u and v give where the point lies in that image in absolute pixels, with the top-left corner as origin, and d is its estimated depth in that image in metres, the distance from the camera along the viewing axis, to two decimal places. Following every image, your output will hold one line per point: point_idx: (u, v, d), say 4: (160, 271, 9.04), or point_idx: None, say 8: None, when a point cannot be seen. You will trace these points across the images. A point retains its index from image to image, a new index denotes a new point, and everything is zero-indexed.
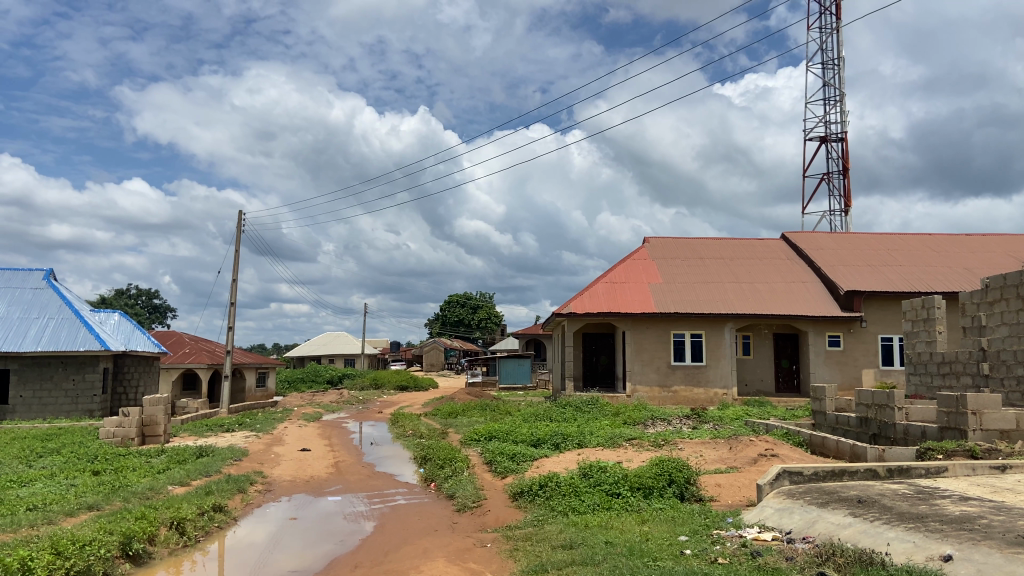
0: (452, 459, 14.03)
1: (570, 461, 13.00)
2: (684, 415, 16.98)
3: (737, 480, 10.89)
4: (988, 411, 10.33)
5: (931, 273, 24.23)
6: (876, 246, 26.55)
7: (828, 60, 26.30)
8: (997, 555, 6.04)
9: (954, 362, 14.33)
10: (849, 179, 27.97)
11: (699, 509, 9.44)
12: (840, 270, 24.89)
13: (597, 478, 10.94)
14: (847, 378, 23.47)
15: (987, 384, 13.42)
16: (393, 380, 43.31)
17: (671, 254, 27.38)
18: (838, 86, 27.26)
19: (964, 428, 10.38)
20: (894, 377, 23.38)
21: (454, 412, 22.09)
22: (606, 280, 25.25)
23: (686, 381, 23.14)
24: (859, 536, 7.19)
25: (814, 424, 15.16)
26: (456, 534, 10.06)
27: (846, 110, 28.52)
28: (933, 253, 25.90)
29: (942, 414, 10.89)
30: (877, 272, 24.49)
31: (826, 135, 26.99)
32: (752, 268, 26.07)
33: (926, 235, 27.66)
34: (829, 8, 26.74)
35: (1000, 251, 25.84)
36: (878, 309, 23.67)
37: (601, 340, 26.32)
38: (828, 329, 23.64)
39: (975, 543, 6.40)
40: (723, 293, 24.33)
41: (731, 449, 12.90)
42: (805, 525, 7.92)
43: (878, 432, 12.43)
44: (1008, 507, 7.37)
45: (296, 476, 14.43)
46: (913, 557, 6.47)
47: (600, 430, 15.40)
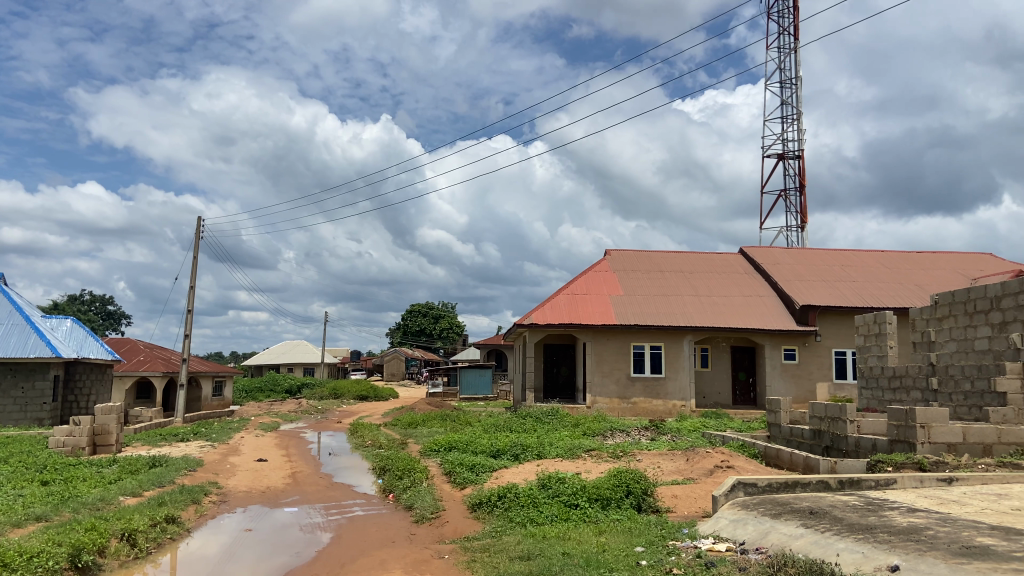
0: (410, 470, 13.95)
1: (529, 472, 13.01)
2: (643, 426, 17.11)
3: (692, 491, 11.00)
4: (935, 425, 10.53)
5: (883, 289, 24.84)
6: (831, 262, 27.14)
7: (786, 79, 26.83)
8: (942, 566, 6.21)
9: (904, 376, 14.67)
10: (805, 196, 28.50)
11: (655, 520, 9.52)
12: (795, 284, 25.36)
13: (555, 489, 10.96)
14: (802, 391, 23.89)
15: (936, 399, 13.68)
16: (353, 390, 42.77)
17: (632, 266, 27.64)
18: (796, 105, 27.80)
19: (913, 441, 10.59)
20: (847, 391, 23.84)
21: (414, 423, 21.97)
22: (567, 292, 25.35)
23: (645, 392, 23.34)
24: (810, 547, 7.37)
25: (769, 435, 15.38)
26: (413, 545, 9.99)
27: (802, 128, 29.06)
28: (885, 269, 26.56)
29: (892, 427, 11.09)
30: (830, 287, 25.02)
31: (784, 153, 27.46)
32: (710, 282, 26.43)
33: (878, 251, 28.34)
34: (788, 29, 27.27)
35: (949, 269, 26.60)
36: (831, 324, 24.18)
37: (562, 351, 26.44)
38: (783, 343, 24.04)
39: (922, 554, 6.58)
40: (682, 306, 24.63)
41: (688, 461, 13.02)
42: (758, 536, 8.07)
43: (831, 444, 12.63)
44: (954, 519, 7.58)
45: (252, 487, 14.20)
46: (862, 567, 6.64)
47: (560, 441, 15.46)
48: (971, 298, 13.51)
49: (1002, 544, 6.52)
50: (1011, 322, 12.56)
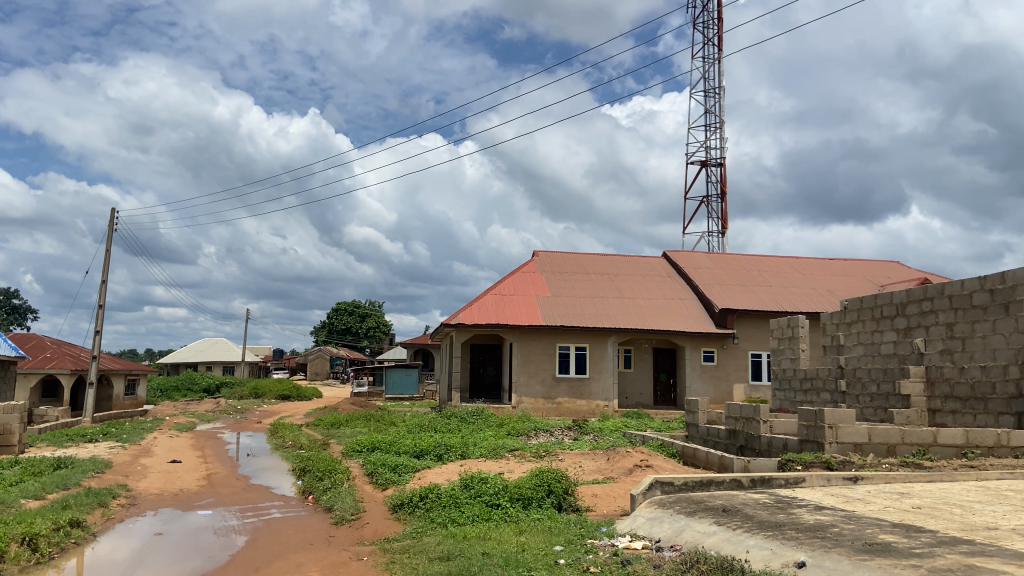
0: (331, 471, 13.72)
1: (452, 472, 12.98)
2: (566, 426, 17.29)
3: (612, 490, 11.18)
4: (843, 425, 10.99)
5: (798, 294, 25.79)
6: (750, 267, 28.04)
7: (710, 88, 27.56)
8: (845, 562, 6.47)
9: (815, 378, 15.28)
10: (726, 202, 29.34)
11: (575, 519, 9.63)
12: (716, 288, 26.08)
13: (477, 489, 10.96)
14: (720, 392, 24.58)
15: (844, 401, 14.31)
16: (274, 390, 41.83)
17: (559, 268, 27.91)
18: (719, 114, 28.58)
19: (821, 441, 11.03)
20: (762, 392, 24.65)
21: (337, 423, 21.61)
22: (495, 292, 25.41)
23: (570, 393, 23.60)
24: (723, 544, 7.58)
25: (687, 435, 15.76)
26: (332, 547, 9.84)
27: (724, 136, 29.89)
28: (800, 275, 27.59)
29: (803, 428, 11.52)
30: (749, 292, 25.82)
31: (707, 160, 28.20)
32: (635, 284, 26.93)
33: (794, 257, 29.43)
34: (712, 39, 28.01)
35: (859, 276, 27.84)
36: (748, 327, 24.96)
37: (488, 351, 26.48)
38: (703, 345, 24.70)
39: (827, 551, 6.84)
40: (607, 307, 25.01)
41: (609, 460, 13.22)
42: (673, 533, 8.25)
43: (745, 444, 13.04)
44: (857, 516, 7.92)
45: (165, 489, 13.71)
46: (770, 563, 6.87)
47: (484, 441, 15.48)
48: (878, 304, 14.19)
49: (902, 541, 6.82)
50: (915, 328, 13.23)
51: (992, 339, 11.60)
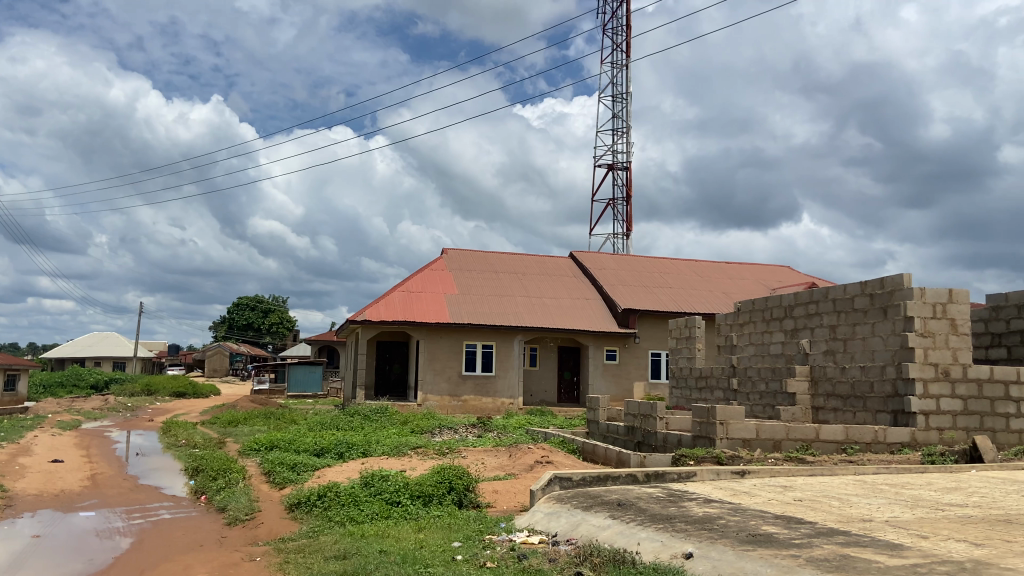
0: (226, 470, 13.29)
1: (352, 470, 12.80)
2: (470, 424, 17.33)
3: (512, 486, 11.28)
4: (733, 422, 11.44)
5: (698, 296, 26.70)
6: (652, 269, 28.83)
7: (617, 94, 28.18)
8: (730, 552, 6.71)
9: (709, 377, 15.87)
10: (632, 205, 30.07)
11: (475, 515, 9.67)
12: (619, 289, 26.68)
13: (377, 487, 10.85)
14: (621, 390, 25.17)
15: (736, 398, 14.94)
16: (168, 387, 40.15)
17: (468, 266, 27.94)
18: (626, 119, 29.27)
19: (712, 436, 11.45)
20: (660, 390, 25.39)
21: (235, 421, 20.93)
22: (402, 289, 25.19)
23: (475, 390, 23.67)
24: (616, 537, 7.76)
25: (588, 432, 16.07)
26: (224, 548, 9.53)
27: (630, 141, 30.62)
28: (699, 278, 28.58)
29: (696, 424, 11.93)
30: (650, 293, 26.53)
31: (613, 163, 28.82)
32: (542, 284, 27.25)
33: (694, 260, 30.45)
34: (620, 46, 28.66)
35: (754, 279, 29.08)
36: (649, 326, 25.66)
37: (395, 349, 26.24)
38: (606, 344, 25.26)
39: (713, 542, 7.10)
40: (514, 306, 25.20)
41: (510, 457, 13.33)
42: (569, 528, 8.40)
43: (642, 440, 13.40)
44: (743, 508, 8.27)
45: (43, 490, 12.95)
46: (659, 555, 7.08)
47: (386, 439, 15.33)
48: (768, 307, 14.87)
49: (782, 532, 7.13)
50: (801, 329, 13.94)
51: (871, 340, 12.33)
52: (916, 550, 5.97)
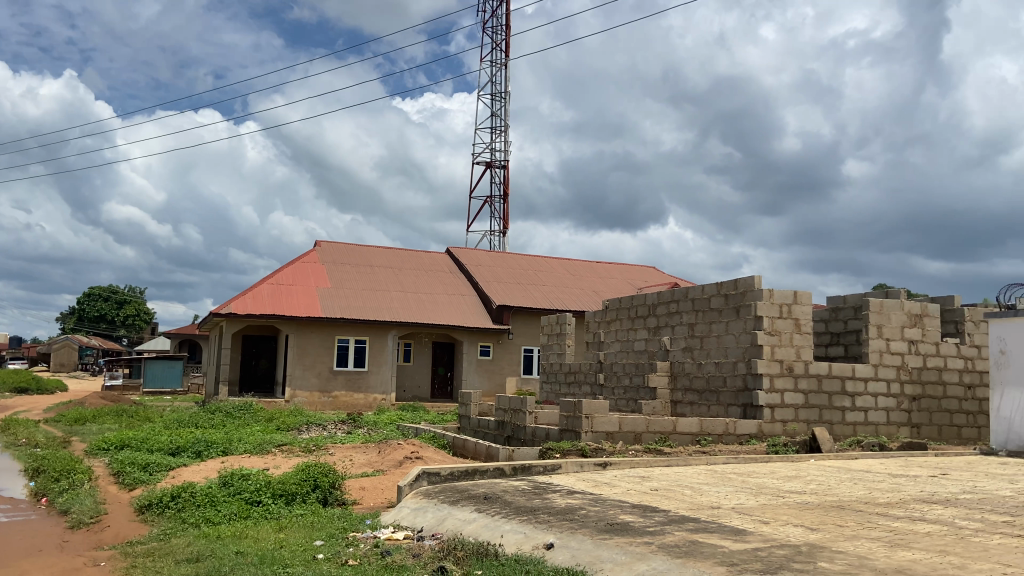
0: (70, 471, 12.35)
1: (211, 469, 12.22)
2: (340, 420, 16.97)
3: (380, 483, 11.13)
4: (598, 415, 11.78)
5: (570, 294, 27.37)
6: (527, 267, 29.29)
7: (496, 92, 28.41)
8: (589, 542, 6.88)
9: (577, 372, 16.35)
10: (508, 203, 30.42)
11: (339, 513, 9.47)
12: (495, 285, 26.91)
13: (237, 486, 10.40)
14: (494, 385, 25.42)
15: (602, 392, 15.45)
16: (8, 383, 36.94)
17: (342, 259, 27.35)
18: (504, 118, 29.56)
19: (578, 430, 11.74)
20: (532, 385, 25.81)
21: (84, 419, 19.50)
22: (272, 282, 24.33)
23: (347, 386, 23.24)
24: (480, 530, 7.80)
25: (459, 427, 16.12)
26: (63, 554, 8.84)
27: (508, 139, 30.95)
28: (572, 276, 29.31)
29: (563, 418, 12.19)
30: (525, 290, 26.91)
31: (491, 161, 29.03)
32: (419, 279, 27.09)
33: (567, 259, 31.18)
34: (500, 45, 28.90)
35: (623, 279, 30.13)
36: (523, 323, 26.03)
37: (263, 344, 25.31)
38: (480, 340, 25.45)
39: (573, 532, 7.26)
40: (389, 301, 24.91)
41: (379, 453, 13.15)
42: (435, 522, 8.36)
43: (511, 434, 13.57)
44: (603, 498, 8.52)
45: None
46: (522, 547, 7.17)
47: (250, 437, 14.75)
48: (634, 305, 15.48)
49: (638, 520, 7.39)
50: (663, 326, 14.61)
51: (725, 338, 13.04)
52: (758, 535, 6.35)
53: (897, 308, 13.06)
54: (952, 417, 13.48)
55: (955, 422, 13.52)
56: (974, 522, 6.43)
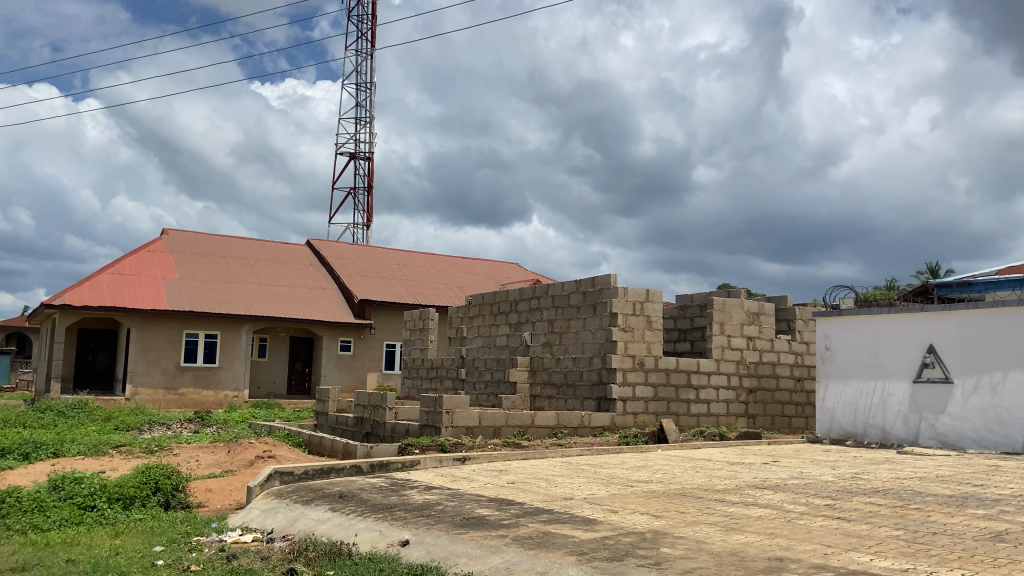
0: None
1: (39, 473, 11.22)
2: (186, 419, 16.05)
3: (228, 483, 10.63)
4: (458, 410, 11.82)
5: (434, 289, 27.31)
6: (391, 261, 28.94)
7: (361, 82, 27.87)
8: (444, 537, 6.86)
9: (438, 367, 16.40)
10: (372, 196, 29.93)
11: (183, 516, 8.95)
12: (357, 279, 26.40)
13: (69, 491, 9.59)
14: (354, 381, 24.96)
15: (463, 387, 15.56)
16: None
17: (194, 249, 25.93)
18: (369, 109, 29.05)
19: (438, 425, 11.72)
20: (394, 381, 25.51)
21: None
22: (114, 271, 22.67)
23: (195, 383, 22.07)
24: (334, 529, 7.61)
25: (316, 424, 15.69)
26: None
27: (373, 131, 30.43)
28: (436, 271, 29.24)
29: (423, 414, 12.13)
30: (387, 284, 26.58)
31: (355, 152, 28.45)
32: (277, 272, 26.12)
33: (431, 254, 31.07)
34: (366, 35, 28.37)
35: (486, 275, 30.40)
36: (386, 318, 25.67)
37: (102, 337, 23.55)
38: (341, 335, 24.93)
39: (429, 527, 7.22)
40: (245, 294, 23.87)
41: (229, 452, 12.56)
42: (286, 523, 8.08)
43: (370, 430, 13.36)
44: (460, 493, 8.54)
45: None
46: (376, 545, 7.05)
47: (85, 437, 13.67)
48: (496, 301, 15.68)
49: (494, 514, 7.46)
50: (524, 322, 14.91)
51: (582, 334, 13.46)
52: (607, 524, 6.57)
53: (738, 306, 13.95)
54: (783, 408, 14.56)
55: (786, 412, 14.62)
56: (799, 505, 6.96)
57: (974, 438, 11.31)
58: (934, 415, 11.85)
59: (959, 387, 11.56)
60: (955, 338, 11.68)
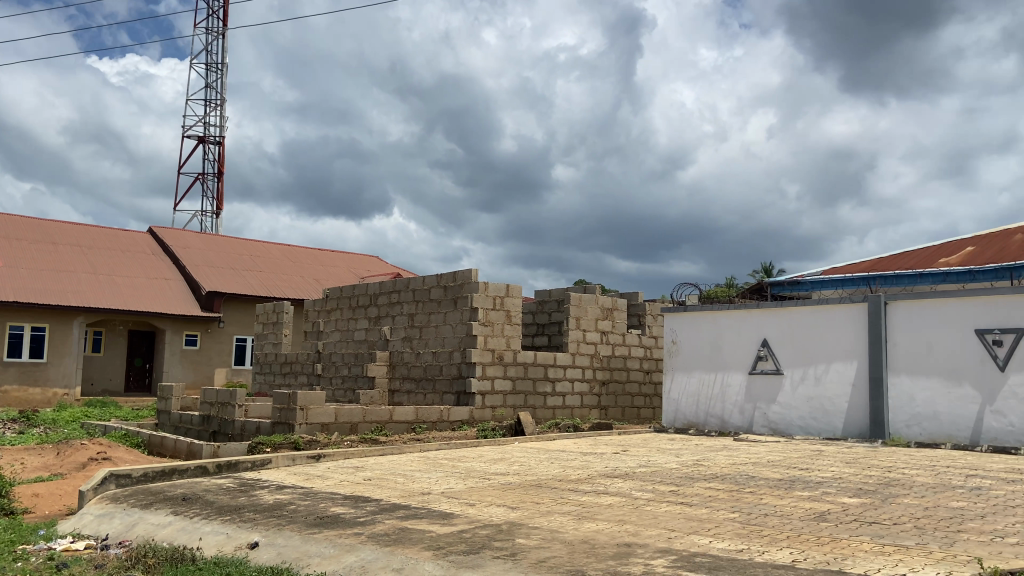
0: None
1: None
2: (7, 419, 14.58)
3: (57, 488, 9.76)
4: (313, 407, 11.47)
5: (288, 282, 26.36)
6: (243, 251, 27.64)
7: (211, 63, 26.39)
8: (296, 537, 6.64)
9: (293, 362, 15.91)
10: (222, 183, 28.44)
11: (5, 524, 8.14)
12: (205, 270, 25.00)
13: None
14: (200, 377, 23.65)
15: (319, 382, 15.17)
16: None
17: (18, 233, 23.59)
18: (220, 92, 27.58)
19: (291, 422, 11.32)
20: (244, 377, 24.37)
21: None
22: None
23: (17, 380, 20.15)
24: (176, 533, 7.18)
25: (157, 423, 14.74)
26: None
27: (224, 115, 28.91)
28: (291, 263, 28.22)
29: (276, 411, 11.69)
30: (238, 276, 25.38)
31: (204, 136, 26.92)
32: (115, 260, 24.28)
33: (286, 245, 29.94)
34: (218, 13, 26.89)
35: (344, 267, 29.69)
36: (236, 311, 24.50)
37: None
38: (186, 328, 23.59)
39: (280, 528, 6.96)
40: (76, 284, 22.02)
41: (58, 455, 11.52)
42: (124, 528, 7.54)
43: (218, 429, 12.71)
44: (313, 492, 8.30)
45: None
46: (223, 548, 6.71)
47: None
48: (355, 294, 15.40)
49: (348, 512, 7.31)
50: (383, 316, 14.73)
51: (442, 328, 13.46)
52: (463, 517, 6.61)
53: (593, 302, 14.45)
54: (633, 399, 15.22)
55: (636, 404, 15.30)
56: (646, 492, 7.32)
57: (800, 425, 12.31)
58: (766, 404, 12.78)
59: (788, 378, 12.54)
60: (785, 332, 12.68)
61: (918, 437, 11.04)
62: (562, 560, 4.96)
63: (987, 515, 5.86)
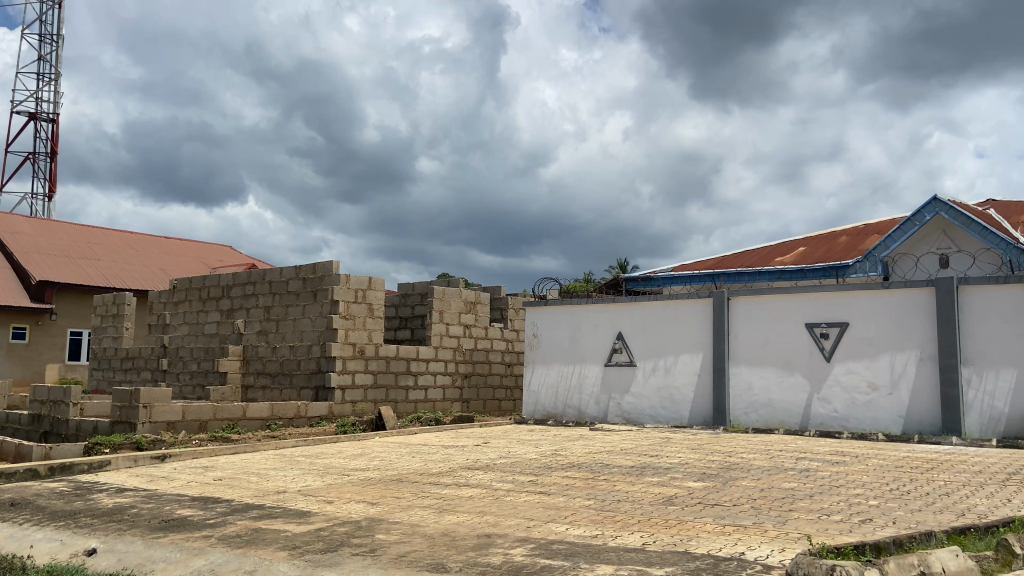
0: None
1: None
2: None
3: None
4: (158, 404, 10.79)
5: (130, 272, 24.63)
6: (78, 238, 25.53)
7: (45, 33, 24.15)
8: (139, 542, 6.22)
9: (136, 357, 14.93)
10: (56, 163, 26.12)
11: None
12: (34, 257, 22.90)
13: None
14: (28, 373, 21.64)
15: (164, 379, 14.31)
16: None
17: None
18: (54, 64, 25.29)
19: (134, 421, 10.59)
20: (80, 372, 22.41)
21: None
22: None
23: None
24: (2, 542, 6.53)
25: None
26: None
27: (59, 90, 26.54)
28: (134, 252, 26.37)
29: (116, 409, 10.89)
30: (73, 264, 23.43)
31: (35, 112, 24.60)
32: None
33: (129, 232, 27.93)
34: None
35: (194, 258, 28.11)
36: (71, 303, 22.67)
37: None
38: (12, 321, 21.54)
39: (121, 534, 6.49)
40: None
41: None
42: None
43: (49, 430, 11.67)
44: (159, 494, 7.81)
45: None
46: (56, 557, 6.15)
47: None
48: (205, 286, 14.64)
49: (197, 514, 6.93)
50: (236, 309, 14.10)
51: (300, 322, 13.05)
52: (321, 515, 6.45)
53: (456, 296, 14.50)
54: (494, 391, 15.42)
55: (497, 396, 15.50)
56: (506, 483, 7.45)
57: (651, 414, 12.93)
58: (620, 394, 13.33)
59: (640, 369, 13.14)
60: (639, 326, 13.27)
61: (755, 423, 11.90)
62: (422, 554, 4.95)
63: (813, 494, 6.41)
